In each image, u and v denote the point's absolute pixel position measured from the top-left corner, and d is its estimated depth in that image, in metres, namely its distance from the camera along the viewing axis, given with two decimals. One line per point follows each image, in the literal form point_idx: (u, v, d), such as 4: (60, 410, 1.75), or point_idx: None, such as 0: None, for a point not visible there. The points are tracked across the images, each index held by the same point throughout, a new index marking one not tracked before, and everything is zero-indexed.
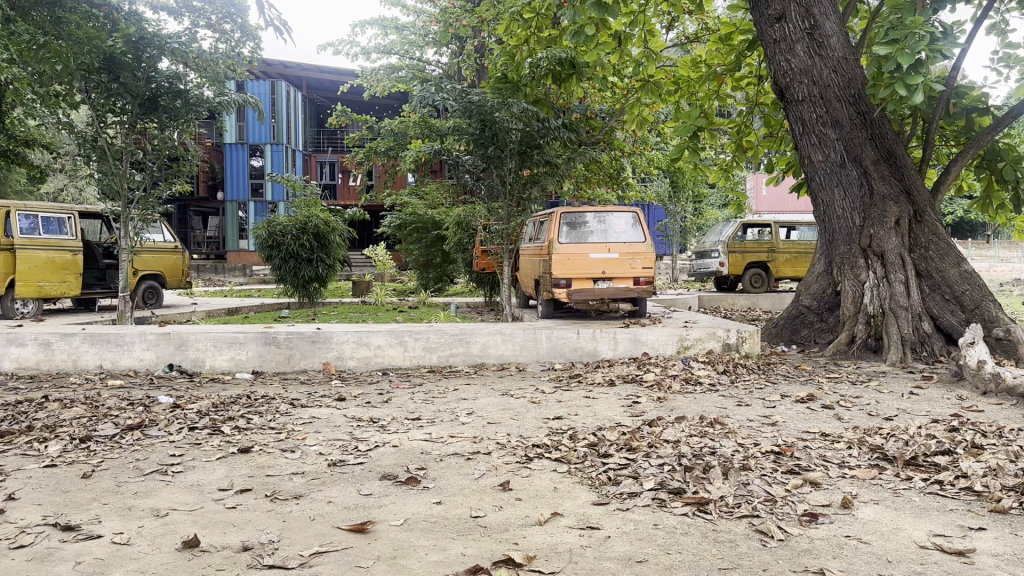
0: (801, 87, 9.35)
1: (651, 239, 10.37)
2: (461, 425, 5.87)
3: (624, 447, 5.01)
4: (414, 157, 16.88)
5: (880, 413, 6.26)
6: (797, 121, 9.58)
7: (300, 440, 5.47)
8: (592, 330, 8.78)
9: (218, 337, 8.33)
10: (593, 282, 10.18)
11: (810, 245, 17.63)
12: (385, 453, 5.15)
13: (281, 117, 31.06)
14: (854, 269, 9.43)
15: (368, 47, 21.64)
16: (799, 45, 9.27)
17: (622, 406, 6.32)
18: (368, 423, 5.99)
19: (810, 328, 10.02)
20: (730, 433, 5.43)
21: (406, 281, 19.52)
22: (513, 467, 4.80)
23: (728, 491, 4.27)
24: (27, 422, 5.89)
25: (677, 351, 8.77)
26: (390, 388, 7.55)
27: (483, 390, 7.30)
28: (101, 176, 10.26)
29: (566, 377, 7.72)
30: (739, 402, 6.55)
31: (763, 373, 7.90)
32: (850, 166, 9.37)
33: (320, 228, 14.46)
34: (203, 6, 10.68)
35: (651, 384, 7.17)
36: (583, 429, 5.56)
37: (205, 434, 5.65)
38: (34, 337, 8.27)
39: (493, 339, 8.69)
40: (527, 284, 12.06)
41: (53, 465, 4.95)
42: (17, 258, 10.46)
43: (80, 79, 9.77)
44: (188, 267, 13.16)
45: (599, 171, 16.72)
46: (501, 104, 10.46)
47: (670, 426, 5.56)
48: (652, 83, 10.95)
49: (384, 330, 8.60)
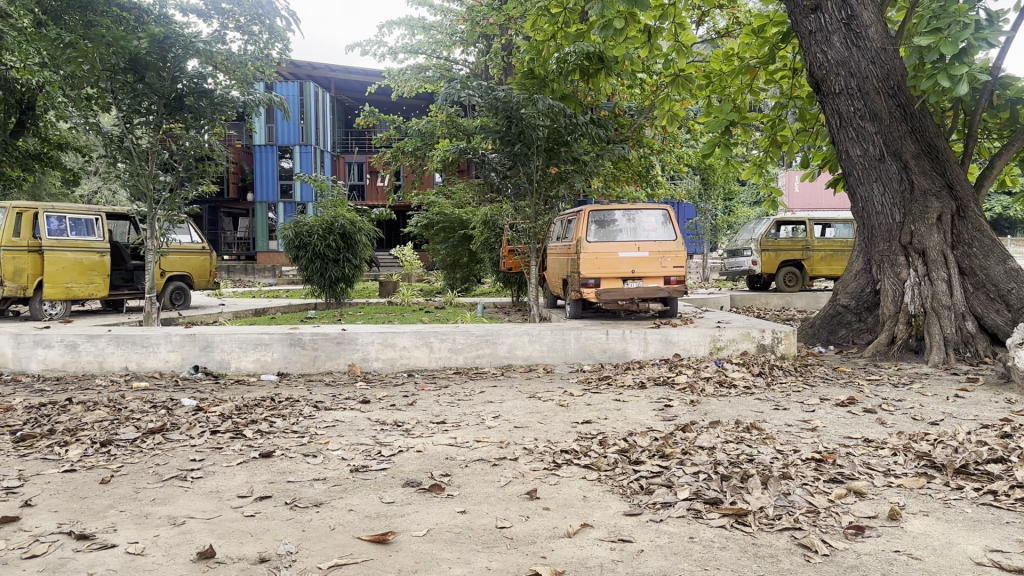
0: (837, 79, 9.04)
1: (682, 237, 10.12)
2: (487, 429, 5.71)
3: (657, 454, 4.80)
4: (441, 156, 16.76)
5: (925, 417, 5.98)
6: (833, 114, 9.28)
7: (323, 445, 5.34)
8: (622, 331, 8.57)
9: (243, 338, 8.24)
10: (622, 281, 9.95)
11: (846, 242, 17.20)
12: (409, 458, 4.99)
13: (310, 117, 31.20)
14: (893, 267, 9.13)
15: (395, 47, 21.60)
16: (835, 35, 8.96)
17: (654, 409, 6.11)
18: (393, 426, 5.84)
19: (848, 328, 9.72)
20: (768, 439, 5.20)
21: (433, 281, 19.41)
22: (541, 474, 4.62)
23: (768, 502, 4.05)
24: (50, 425, 5.84)
25: (709, 352, 8.53)
26: (416, 390, 7.40)
27: (510, 393, 7.12)
28: (128, 176, 10.26)
29: (595, 379, 7.52)
30: (776, 406, 6.31)
31: (800, 376, 7.63)
32: (890, 161, 9.05)
33: (346, 228, 14.39)
34: (232, 8, 10.65)
35: (683, 387, 6.95)
36: (614, 433, 5.36)
37: (226, 438, 5.54)
38: (61, 339, 8.26)
39: (521, 339, 8.51)
40: (555, 284, 11.87)
41: (72, 470, 4.87)
42: (45, 260, 10.48)
43: (105, 79, 9.76)
44: (216, 268, 13.15)
45: (627, 169, 16.49)
46: (527, 100, 10.36)
47: (705, 430, 5.34)
48: (683, 77, 10.66)
49: (410, 331, 8.46)
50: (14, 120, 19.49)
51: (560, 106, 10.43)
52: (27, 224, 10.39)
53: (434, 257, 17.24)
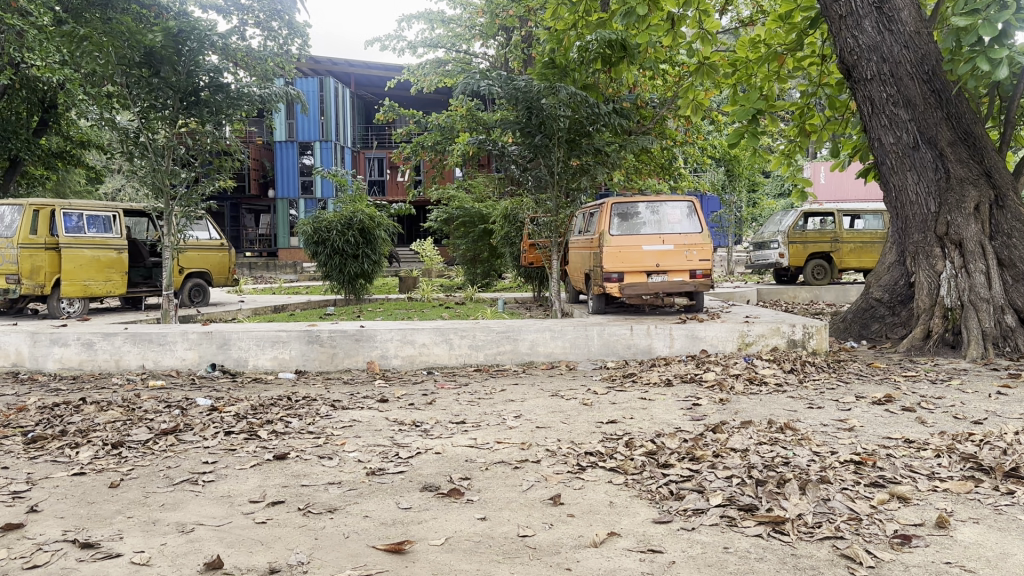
0: (869, 64, 8.71)
1: (708, 230, 9.85)
2: (508, 430, 5.50)
3: (687, 456, 4.57)
4: (461, 150, 16.58)
5: (968, 416, 5.69)
6: (865, 101, 8.94)
7: (339, 446, 5.16)
8: (647, 326, 8.32)
9: (261, 335, 8.09)
10: (647, 275, 9.71)
11: (876, 233, 16.78)
12: (428, 461, 4.80)
13: (331, 113, 31.17)
14: (929, 259, 8.80)
15: (414, 41, 21.47)
16: (867, 19, 8.65)
17: (682, 408, 5.88)
18: (411, 427, 5.65)
19: (882, 322, 9.42)
20: (803, 440, 4.96)
21: (453, 276, 19.22)
22: (565, 478, 4.41)
23: (807, 508, 3.81)
24: (62, 426, 5.72)
25: (738, 348, 8.28)
26: (435, 388, 7.23)
27: (531, 391, 6.92)
28: (145, 173, 10.14)
29: (619, 377, 7.30)
30: (809, 404, 6.05)
31: (834, 373, 7.35)
32: (924, 148, 8.70)
33: (365, 223, 14.27)
34: (251, 4, 10.54)
35: (712, 384, 6.69)
36: (641, 434, 5.12)
37: (240, 439, 5.38)
38: (77, 337, 8.17)
39: (542, 336, 8.30)
40: (578, 279, 11.63)
41: (82, 474, 4.73)
42: (62, 257, 10.41)
43: (120, 73, 9.62)
44: (234, 265, 13.06)
45: (649, 162, 16.17)
46: (548, 89, 10.19)
47: (736, 431, 5.10)
48: (709, 65, 10.34)
49: (429, 327, 8.27)
50: (37, 119, 19.61)
51: (582, 96, 10.23)
52: (45, 222, 10.33)
53: (454, 252, 17.08)
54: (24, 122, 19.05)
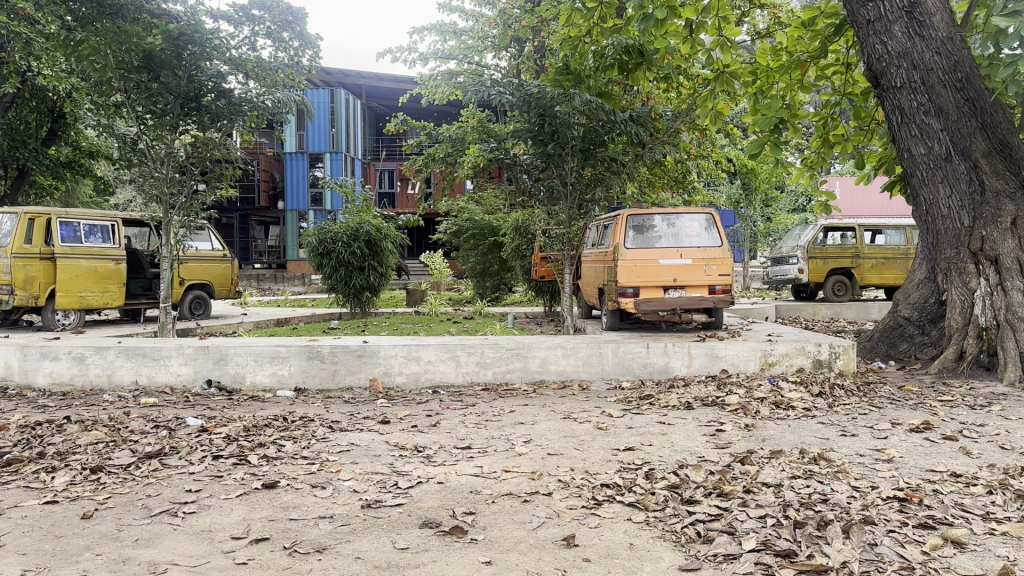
0: (899, 71, 8.27)
1: (728, 243, 9.41)
2: (517, 457, 5.08)
3: (714, 491, 4.14)
4: (472, 162, 16.24)
5: (1017, 447, 5.23)
6: (894, 110, 8.50)
7: (334, 474, 4.77)
8: (664, 344, 7.90)
9: (260, 351, 7.73)
10: (664, 290, 9.28)
11: (899, 249, 16.20)
12: (429, 492, 4.39)
13: (341, 125, 30.90)
14: (962, 275, 8.38)
15: (426, 53, 21.17)
16: (896, 25, 8.20)
17: (705, 435, 5.45)
18: (412, 452, 5.25)
19: (911, 342, 9.01)
20: (840, 473, 4.54)
21: (462, 290, 18.88)
22: (579, 514, 3.99)
23: (852, 556, 3.39)
24: (40, 448, 5.35)
25: (760, 368, 7.85)
26: (441, 408, 6.83)
27: (542, 412, 6.50)
28: (142, 183, 9.82)
29: (636, 398, 6.87)
30: (842, 431, 5.61)
31: (865, 397, 6.89)
32: (958, 159, 8.26)
33: (371, 235, 13.94)
34: (261, 15, 10.23)
35: (735, 408, 6.26)
36: (662, 464, 4.69)
37: (229, 465, 4.99)
38: (68, 351, 7.83)
39: (554, 353, 7.88)
40: (591, 294, 11.22)
41: (54, 502, 4.36)
42: (58, 267, 10.11)
43: (118, 78, 9.32)
44: (237, 276, 12.73)
45: (663, 174, 15.75)
46: (562, 96, 9.73)
47: (766, 463, 4.67)
48: (729, 74, 9.90)
49: (435, 343, 7.89)
50: (46, 128, 19.46)
51: (597, 103, 9.74)
52: (40, 231, 10.02)
53: (464, 265, 16.79)
54: (32, 131, 18.91)
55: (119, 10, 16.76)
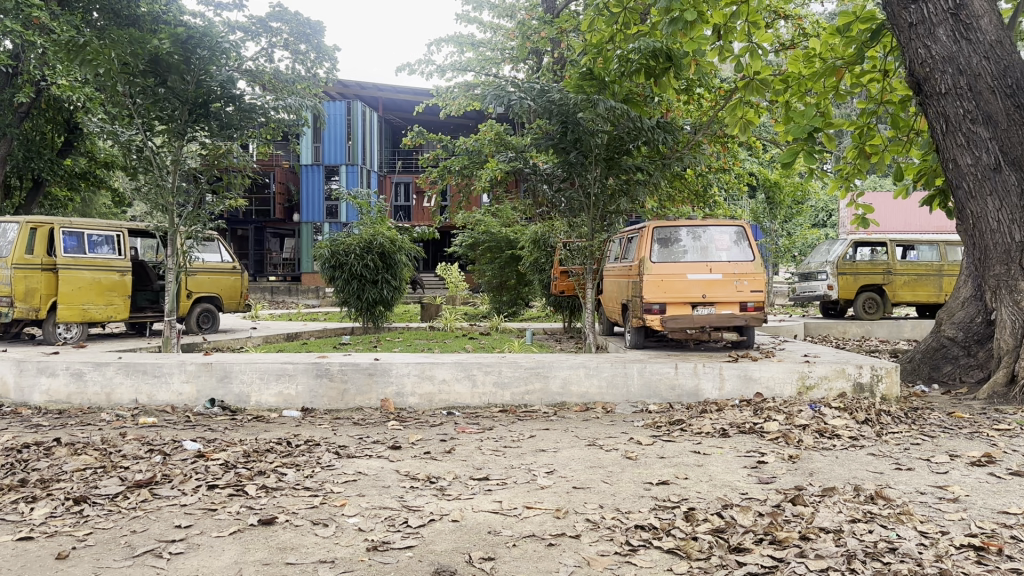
0: (944, 77, 7.74)
1: (760, 257, 8.95)
2: (539, 491, 4.61)
3: (766, 538, 3.67)
4: (490, 175, 15.86)
5: None
6: (938, 118, 7.95)
7: (338, 508, 4.34)
8: (694, 365, 7.42)
9: (265, 368, 7.31)
10: (692, 307, 8.80)
11: (932, 265, 15.69)
12: (444, 532, 3.94)
13: (357, 137, 30.71)
14: (1012, 294, 7.86)
15: (444, 65, 20.84)
16: (941, 27, 7.69)
17: (746, 468, 4.97)
18: (424, 483, 4.80)
19: (955, 364, 8.56)
20: (903, 515, 4.06)
21: (477, 305, 18.50)
22: (613, 561, 3.52)
23: None
24: (22, 474, 4.93)
25: (797, 392, 7.36)
26: (456, 432, 6.38)
27: (565, 438, 6.04)
28: (148, 191, 9.50)
29: (665, 423, 6.39)
30: (897, 465, 5.13)
31: (914, 425, 6.37)
32: (1007, 170, 7.73)
33: (385, 247, 13.56)
34: (279, 26, 9.81)
35: (776, 437, 5.77)
36: (703, 503, 4.21)
37: (223, 496, 4.56)
38: (66, 367, 7.44)
39: (576, 373, 7.41)
40: (613, 310, 10.78)
41: (28, 539, 3.93)
42: (59, 279, 9.78)
43: (123, 82, 9.00)
44: (247, 289, 12.38)
45: (684, 188, 15.33)
46: (586, 102, 9.30)
47: (820, 503, 4.19)
48: (759, 81, 9.36)
49: (451, 362, 7.45)
50: (61, 138, 19.29)
51: (622, 110, 9.32)
52: (42, 241, 9.69)
53: (479, 279, 16.43)
54: (47, 142, 18.78)
55: (134, 21, 16.56)
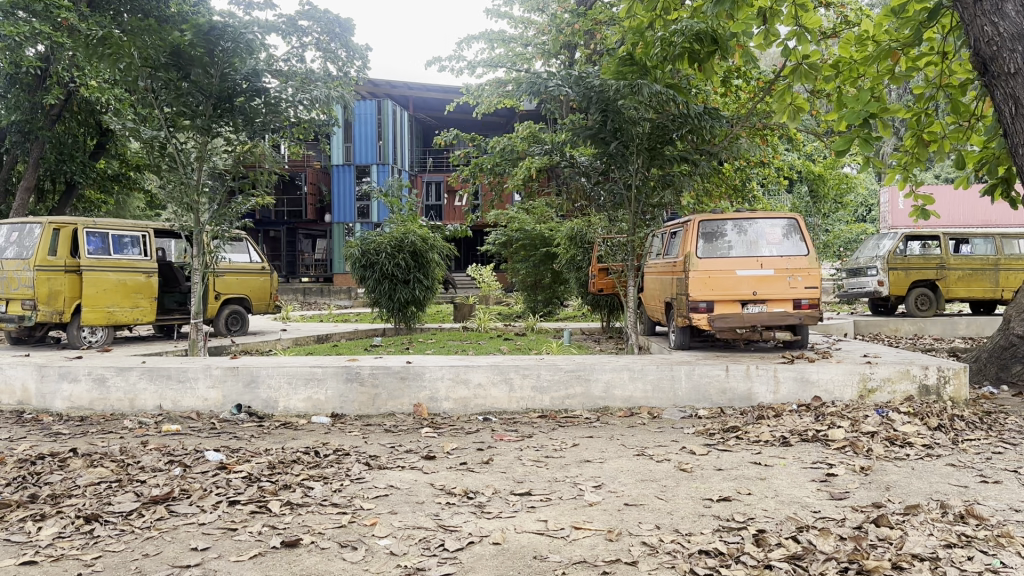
0: (1014, 55, 6.67)
1: (815, 251, 8.44)
2: (588, 508, 4.19)
3: (851, 568, 3.23)
4: (522, 171, 15.48)
5: None
6: (1007, 101, 6.81)
7: (368, 528, 3.96)
8: (746, 366, 6.95)
9: (294, 373, 6.98)
10: (741, 304, 8.31)
11: (987, 260, 14.99)
12: (484, 557, 3.55)
13: (388, 137, 30.50)
14: None
15: (474, 61, 20.51)
16: (1010, 2, 6.71)
17: (814, 481, 4.51)
18: (461, 499, 4.41)
19: None
20: (1005, 537, 3.57)
21: (512, 304, 18.10)
22: None
23: None
24: (33, 489, 4.64)
25: (859, 395, 6.87)
26: (493, 439, 6.01)
27: (611, 446, 5.62)
28: (173, 189, 9.23)
29: (719, 430, 5.94)
30: (982, 478, 4.63)
31: (992, 431, 5.84)
32: None
33: (417, 245, 13.19)
34: (308, 24, 9.56)
35: (843, 446, 5.29)
36: (773, 524, 3.77)
37: (245, 514, 4.21)
38: (88, 372, 7.18)
39: (619, 376, 6.98)
40: (656, 309, 10.31)
41: (32, 563, 3.60)
42: (84, 281, 9.58)
43: (146, 76, 8.81)
44: (277, 290, 12.13)
45: (723, 183, 14.80)
46: (627, 89, 8.84)
47: (907, 525, 3.73)
48: (809, 66, 8.74)
49: (486, 364, 7.07)
50: (93, 141, 19.16)
51: (668, 94, 8.85)
52: (66, 241, 9.51)
53: (513, 277, 16.05)
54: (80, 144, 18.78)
55: (164, 20, 16.43)
